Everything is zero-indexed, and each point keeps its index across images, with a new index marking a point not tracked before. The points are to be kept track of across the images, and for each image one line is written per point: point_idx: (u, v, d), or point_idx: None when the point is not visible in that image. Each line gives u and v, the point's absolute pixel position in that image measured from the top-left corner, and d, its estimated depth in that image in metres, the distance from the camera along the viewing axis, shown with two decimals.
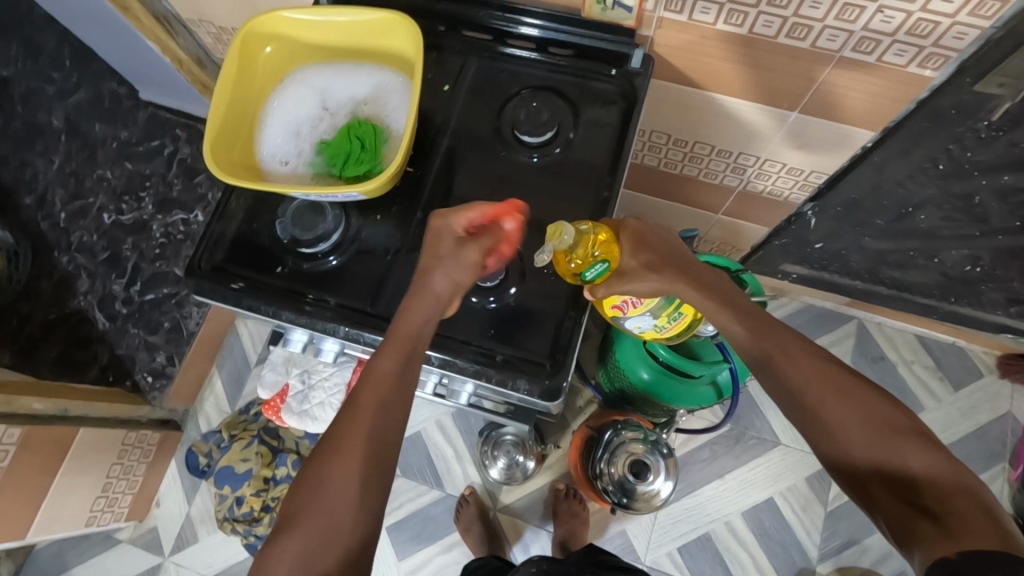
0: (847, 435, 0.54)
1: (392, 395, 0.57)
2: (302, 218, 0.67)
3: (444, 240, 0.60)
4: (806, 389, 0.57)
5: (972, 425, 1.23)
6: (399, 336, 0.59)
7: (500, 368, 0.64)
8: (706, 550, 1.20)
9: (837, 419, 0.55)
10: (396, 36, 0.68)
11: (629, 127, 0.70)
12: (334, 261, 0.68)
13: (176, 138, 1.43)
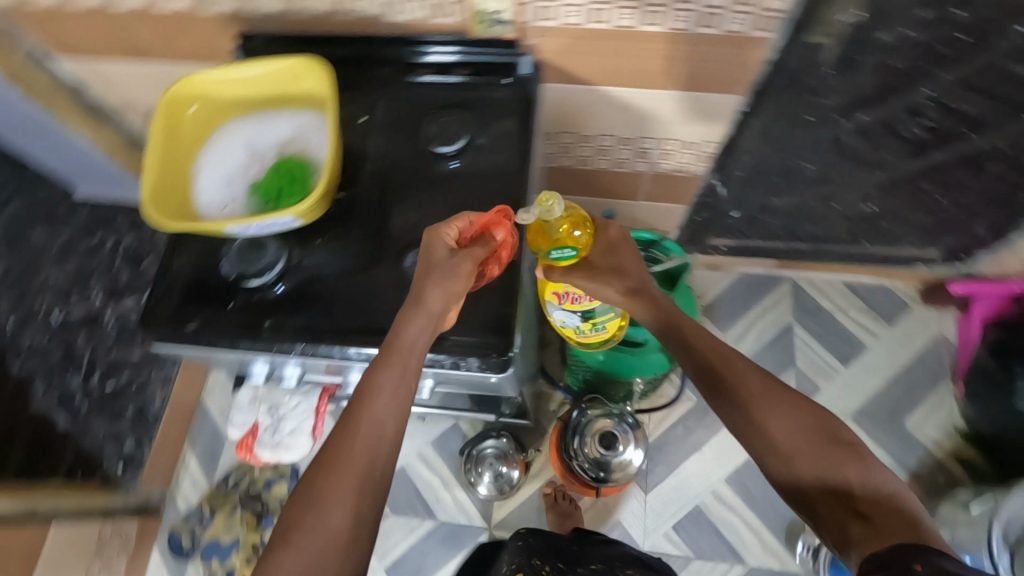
0: (801, 462, 0.58)
1: (382, 429, 0.57)
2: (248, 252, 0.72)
3: (438, 250, 0.63)
4: (754, 411, 0.62)
5: (910, 350, 1.32)
6: (390, 373, 0.59)
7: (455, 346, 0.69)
8: (701, 523, 1.22)
9: (788, 450, 0.59)
10: (307, 78, 0.74)
11: (527, 123, 0.78)
12: (282, 287, 0.72)
13: (116, 228, 1.45)
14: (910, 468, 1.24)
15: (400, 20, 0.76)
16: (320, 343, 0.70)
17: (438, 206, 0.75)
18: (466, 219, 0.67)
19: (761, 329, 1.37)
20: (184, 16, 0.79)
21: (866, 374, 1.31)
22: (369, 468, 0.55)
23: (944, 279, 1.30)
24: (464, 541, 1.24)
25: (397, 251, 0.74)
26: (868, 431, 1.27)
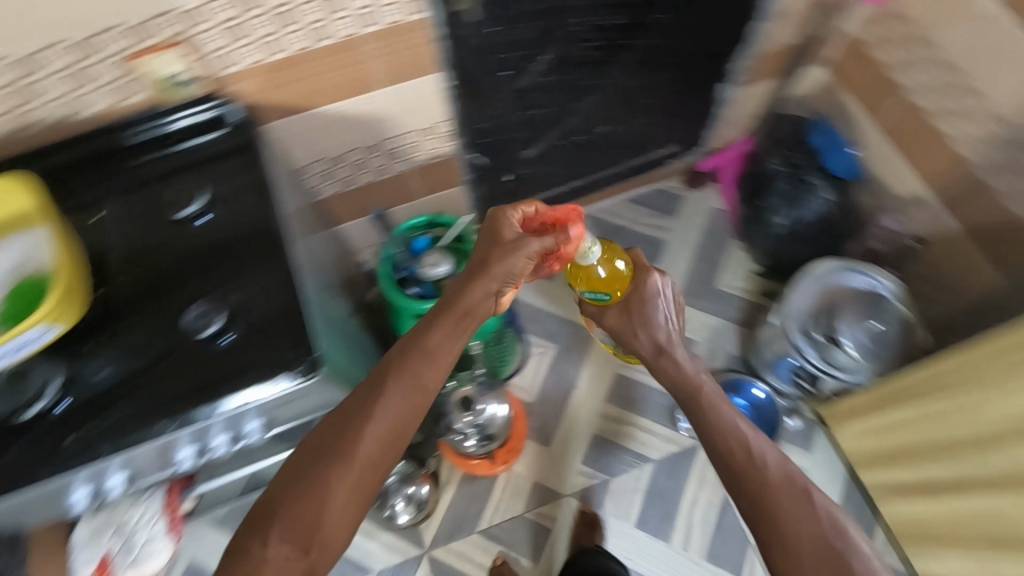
0: (793, 510, 0.66)
1: (379, 436, 0.68)
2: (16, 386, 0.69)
3: (496, 243, 0.79)
4: (767, 498, 0.68)
5: (697, 228, 1.54)
6: (396, 397, 0.70)
7: (260, 376, 0.71)
8: (602, 446, 1.32)
9: (783, 496, 0.67)
10: (7, 199, 0.72)
11: (256, 163, 0.83)
12: (65, 403, 0.70)
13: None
14: (736, 318, 1.44)
15: (94, 113, 0.78)
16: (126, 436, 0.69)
17: (198, 265, 0.77)
18: (537, 207, 0.83)
19: None
20: None
21: (674, 262, 1.51)
22: (353, 470, 0.66)
23: (693, 163, 1.55)
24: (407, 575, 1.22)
25: (172, 321, 0.74)
26: (695, 305, 1.46)
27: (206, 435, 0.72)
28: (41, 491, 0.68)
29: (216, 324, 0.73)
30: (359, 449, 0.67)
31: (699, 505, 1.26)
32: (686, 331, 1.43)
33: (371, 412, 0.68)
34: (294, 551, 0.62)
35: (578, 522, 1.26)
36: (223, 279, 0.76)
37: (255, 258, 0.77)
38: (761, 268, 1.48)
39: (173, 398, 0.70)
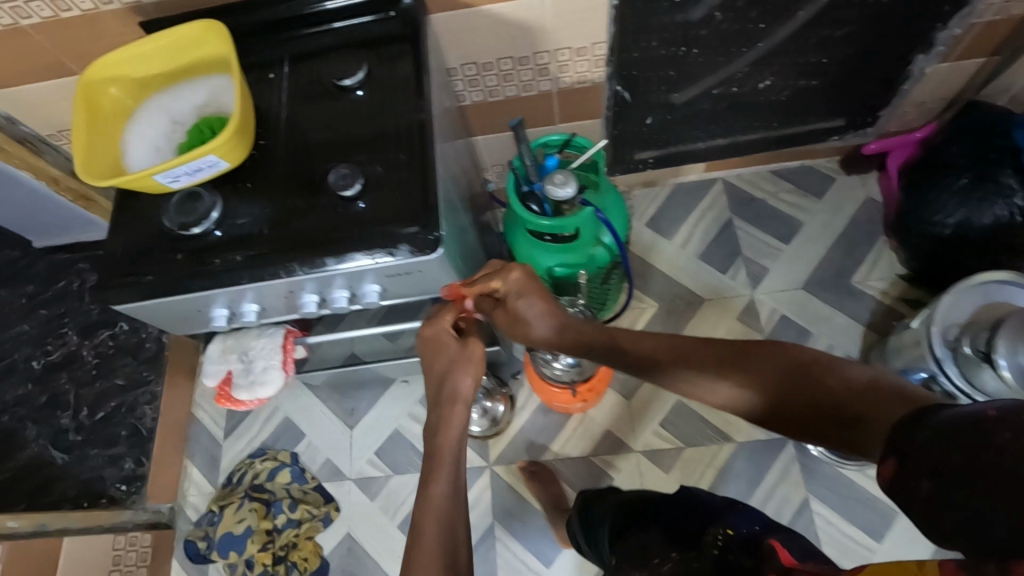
0: (832, 380, 0.55)
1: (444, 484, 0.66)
2: (179, 208, 0.77)
3: (498, 270, 0.83)
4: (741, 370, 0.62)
5: (844, 216, 1.39)
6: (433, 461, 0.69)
7: (376, 245, 0.74)
8: (685, 415, 1.27)
9: (819, 375, 0.56)
10: (208, 38, 0.80)
11: (422, 54, 0.84)
12: (217, 230, 0.77)
13: (80, 270, 1.51)
14: (866, 319, 1.30)
15: None
16: (262, 254, 0.76)
17: (348, 134, 0.81)
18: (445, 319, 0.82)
19: (704, 229, 1.43)
20: (81, 15, 0.86)
21: (807, 246, 1.38)
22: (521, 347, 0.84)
23: (859, 145, 1.39)
24: (469, 481, 1.28)
25: (321, 176, 0.79)
26: (821, 297, 1.33)
27: (330, 287, 0.78)
28: (195, 302, 0.77)
29: (358, 177, 0.76)
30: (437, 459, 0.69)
31: (772, 497, 1.19)
32: (805, 322, 1.31)
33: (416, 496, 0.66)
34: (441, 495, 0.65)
35: (641, 480, 1.23)
36: (372, 152, 0.80)
37: (409, 131, 0.80)
38: (907, 273, 1.31)
39: (285, 251, 0.75)
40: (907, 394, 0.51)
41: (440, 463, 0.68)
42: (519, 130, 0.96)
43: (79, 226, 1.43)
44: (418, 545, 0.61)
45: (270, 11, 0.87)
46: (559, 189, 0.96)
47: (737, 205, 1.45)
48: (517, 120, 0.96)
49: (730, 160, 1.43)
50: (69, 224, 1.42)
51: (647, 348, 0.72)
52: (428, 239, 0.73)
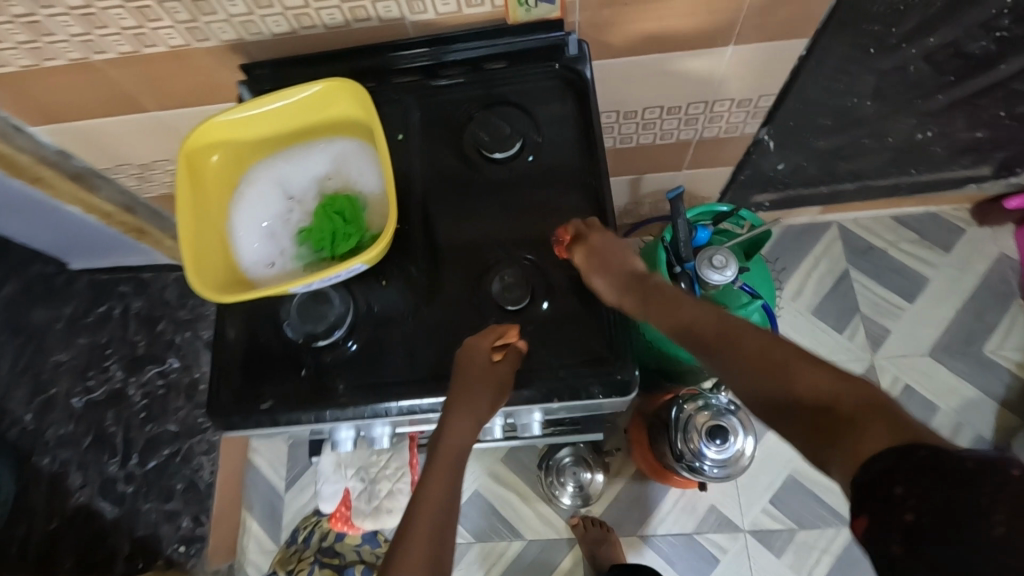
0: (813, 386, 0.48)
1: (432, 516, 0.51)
2: (305, 319, 0.63)
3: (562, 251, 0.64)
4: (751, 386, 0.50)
5: (975, 274, 1.26)
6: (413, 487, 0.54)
7: (552, 383, 0.61)
8: (798, 494, 1.16)
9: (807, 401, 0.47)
10: (337, 99, 0.64)
11: (590, 122, 0.69)
12: (350, 344, 0.64)
13: (122, 294, 1.34)
14: (999, 394, 1.18)
15: (421, 20, 0.68)
16: (410, 380, 0.63)
17: (503, 227, 0.67)
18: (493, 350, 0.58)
19: (817, 281, 1.29)
20: (168, 52, 0.70)
21: (933, 307, 1.25)
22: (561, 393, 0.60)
23: (999, 196, 1.24)
24: (560, 554, 1.18)
25: (472, 281, 0.65)
26: (949, 365, 1.21)
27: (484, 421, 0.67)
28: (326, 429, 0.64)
29: (533, 291, 0.64)
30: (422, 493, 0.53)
31: None
32: (932, 394, 1.19)
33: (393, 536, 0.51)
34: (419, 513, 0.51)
35: (750, 564, 1.13)
36: (535, 256, 0.66)
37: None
38: None
39: (435, 375, 0.63)
40: (901, 416, 0.41)
41: (440, 458, 0.55)
42: (677, 202, 0.82)
43: (123, 251, 1.25)
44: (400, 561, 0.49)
45: (402, 57, 0.71)
46: (719, 272, 0.83)
47: (854, 255, 1.31)
48: (675, 189, 0.81)
49: (851, 205, 1.29)
50: (111, 249, 1.23)
51: (607, 293, 0.61)
52: (614, 381, 0.60)
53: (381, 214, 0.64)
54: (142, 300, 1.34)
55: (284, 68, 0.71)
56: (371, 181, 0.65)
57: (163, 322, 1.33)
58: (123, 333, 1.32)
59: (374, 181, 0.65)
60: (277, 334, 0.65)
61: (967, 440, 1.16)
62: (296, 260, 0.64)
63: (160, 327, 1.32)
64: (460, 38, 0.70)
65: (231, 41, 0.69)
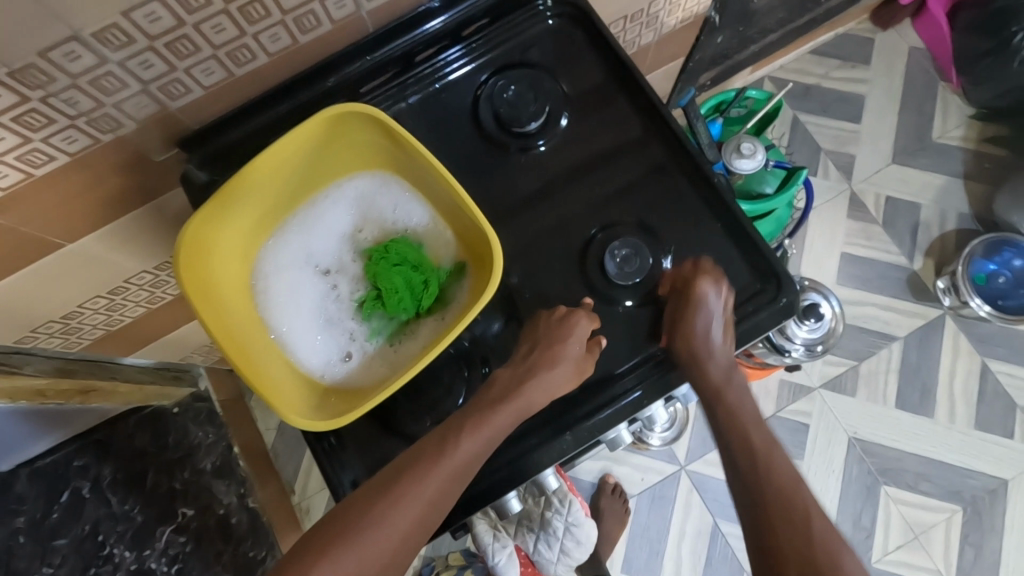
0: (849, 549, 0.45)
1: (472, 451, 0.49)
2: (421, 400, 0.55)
3: (652, 216, 0.59)
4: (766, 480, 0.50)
5: (899, 76, 1.34)
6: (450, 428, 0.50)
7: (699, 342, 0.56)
8: (847, 333, 1.21)
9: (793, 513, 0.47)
10: (337, 136, 0.51)
11: (607, 50, 0.61)
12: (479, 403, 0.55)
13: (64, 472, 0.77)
14: (958, 172, 1.28)
15: (379, 4, 0.55)
16: (561, 407, 0.56)
17: (578, 201, 0.59)
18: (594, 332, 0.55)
19: (777, 137, 1.31)
20: (72, 161, 0.50)
21: (879, 118, 1.32)
22: (658, 374, 0.56)
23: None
24: (672, 492, 1.16)
25: (575, 271, 0.58)
26: (913, 164, 1.29)
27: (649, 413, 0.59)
28: (495, 502, 0.56)
29: (651, 252, 0.58)
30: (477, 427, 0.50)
31: (958, 374, 1.19)
32: (911, 194, 1.27)
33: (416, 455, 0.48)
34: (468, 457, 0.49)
35: (835, 416, 1.17)
36: (625, 216, 0.59)
37: (651, 168, 0.60)
38: (979, 113, 1.30)
39: (580, 389, 0.56)
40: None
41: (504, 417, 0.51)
42: (691, 107, 0.81)
43: (30, 436, 0.72)
44: (405, 498, 0.46)
45: (371, 55, 0.58)
46: (752, 156, 0.81)
47: (797, 100, 1.33)
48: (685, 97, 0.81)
49: (780, 52, 1.29)
50: (13, 446, 0.70)
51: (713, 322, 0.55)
52: (779, 307, 0.57)
53: (445, 243, 0.54)
54: (112, 462, 0.81)
55: (235, 126, 0.57)
56: (412, 213, 0.55)
57: (153, 473, 0.84)
58: (105, 513, 0.78)
59: (417, 211, 0.55)
60: (392, 428, 0.55)
61: (953, 222, 1.26)
62: (374, 336, 0.53)
63: (152, 482, 0.84)
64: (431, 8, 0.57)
65: (154, 116, 0.52)
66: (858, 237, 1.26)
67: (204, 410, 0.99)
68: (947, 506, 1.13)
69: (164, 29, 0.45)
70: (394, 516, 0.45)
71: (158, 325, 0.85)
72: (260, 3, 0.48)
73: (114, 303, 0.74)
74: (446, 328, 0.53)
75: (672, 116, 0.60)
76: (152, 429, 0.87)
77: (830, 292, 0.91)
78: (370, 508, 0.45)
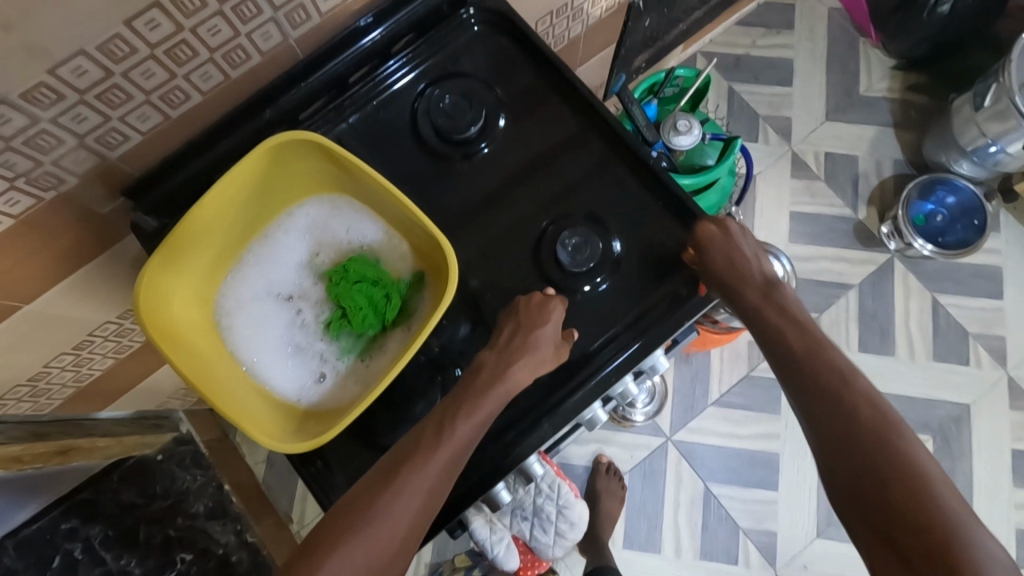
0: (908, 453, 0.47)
1: (463, 443, 0.51)
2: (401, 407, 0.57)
3: (600, 203, 0.62)
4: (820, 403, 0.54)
5: (821, 38, 1.39)
6: (439, 420, 0.52)
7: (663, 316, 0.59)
8: (806, 288, 1.26)
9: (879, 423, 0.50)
10: (281, 166, 0.52)
11: (533, 49, 0.64)
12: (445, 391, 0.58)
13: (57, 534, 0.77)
14: (887, 121, 1.35)
15: (305, 31, 0.56)
16: (537, 396, 0.58)
17: (527, 196, 0.62)
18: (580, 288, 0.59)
19: (716, 109, 1.35)
20: (17, 224, 0.50)
21: (809, 79, 1.37)
22: (626, 349, 0.59)
23: None
24: (662, 463, 1.20)
25: (534, 262, 0.60)
26: (845, 120, 1.35)
27: (622, 386, 0.62)
28: (491, 492, 0.58)
29: (599, 239, 0.60)
30: (466, 420, 0.52)
31: (911, 312, 1.25)
32: (848, 147, 1.33)
33: (414, 450, 0.50)
34: (457, 453, 0.51)
35: None
36: (572, 206, 0.61)
37: (590, 156, 0.63)
38: (899, 64, 1.37)
39: (554, 376, 0.59)
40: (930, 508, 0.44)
41: (484, 412, 0.53)
42: (624, 91, 0.84)
43: (7, 504, 0.70)
44: (407, 486, 0.49)
45: (305, 80, 0.59)
46: (686, 130, 0.84)
47: (730, 71, 1.38)
48: (617, 83, 0.83)
49: (707, 28, 1.33)
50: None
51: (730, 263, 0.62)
52: (726, 273, 0.60)
53: (402, 256, 0.56)
54: (103, 520, 0.80)
55: (179, 167, 0.58)
56: (365, 231, 0.56)
57: (144, 525, 0.82)
58: (101, 572, 0.77)
59: (370, 229, 0.56)
60: (375, 441, 0.57)
61: (889, 168, 1.32)
62: (344, 356, 0.55)
63: (144, 535, 0.81)
64: (357, 29, 0.59)
65: (95, 168, 0.52)
66: (805, 196, 1.31)
67: (189, 454, 0.95)
68: (918, 438, 1.19)
69: (93, 81, 0.46)
70: (402, 505, 0.48)
71: (128, 376, 0.84)
72: (186, 44, 0.48)
73: (80, 357, 0.73)
74: (413, 337, 0.54)
75: (604, 102, 0.62)
76: (138, 482, 0.85)
77: (780, 251, 0.95)
78: (376, 500, 0.48)
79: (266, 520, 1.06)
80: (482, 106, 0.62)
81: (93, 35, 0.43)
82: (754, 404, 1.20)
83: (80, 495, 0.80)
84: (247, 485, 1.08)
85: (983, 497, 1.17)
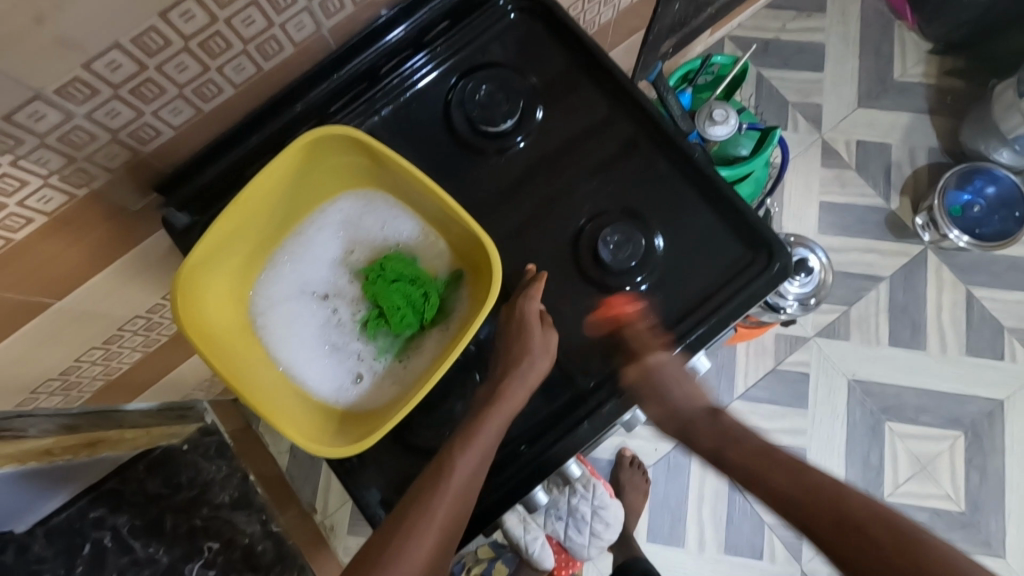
0: (864, 502, 0.47)
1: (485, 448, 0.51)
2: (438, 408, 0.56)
3: (637, 196, 0.60)
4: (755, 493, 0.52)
5: (855, 21, 1.35)
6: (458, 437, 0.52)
7: (705, 318, 0.57)
8: (835, 280, 1.24)
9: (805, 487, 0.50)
10: (317, 162, 0.51)
11: (569, 37, 0.61)
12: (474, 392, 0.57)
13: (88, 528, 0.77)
14: (922, 108, 1.30)
15: (338, 20, 0.54)
16: (578, 398, 0.57)
17: (565, 190, 0.60)
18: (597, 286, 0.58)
19: (745, 96, 1.32)
20: (53, 221, 0.49)
21: (841, 64, 1.33)
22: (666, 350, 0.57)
23: None
24: (686, 457, 1.18)
25: (573, 260, 0.59)
26: (878, 107, 1.31)
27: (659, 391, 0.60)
28: (527, 496, 0.57)
29: (640, 236, 0.58)
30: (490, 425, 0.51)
31: (945, 306, 1.22)
32: (881, 135, 1.29)
33: (434, 470, 0.50)
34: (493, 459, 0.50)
35: (833, 361, 1.20)
36: (612, 202, 0.60)
37: (628, 149, 0.60)
38: (937, 47, 1.32)
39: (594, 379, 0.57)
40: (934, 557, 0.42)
41: None
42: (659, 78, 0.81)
43: (41, 495, 0.70)
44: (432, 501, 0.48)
45: (337, 72, 0.57)
46: (722, 119, 0.82)
47: (759, 56, 1.34)
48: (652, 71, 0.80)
49: (736, 10, 1.29)
50: (8, 517, 0.67)
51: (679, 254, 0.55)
52: (773, 273, 0.58)
53: (439, 254, 0.55)
54: (127, 509, 0.80)
55: (212, 163, 0.57)
56: (401, 228, 0.55)
57: (170, 515, 0.81)
58: (129, 562, 0.76)
59: (406, 227, 0.55)
60: (411, 442, 0.56)
61: (923, 157, 1.28)
62: (382, 357, 0.54)
63: (171, 524, 0.81)
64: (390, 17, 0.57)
65: (127, 164, 0.51)
66: (836, 186, 1.27)
67: (214, 445, 0.94)
68: (949, 434, 1.17)
69: (126, 75, 0.45)
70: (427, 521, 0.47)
71: (155, 368, 0.84)
72: (219, 36, 0.47)
73: (110, 351, 0.72)
74: (451, 337, 0.53)
75: (644, 93, 0.60)
76: (162, 472, 0.84)
77: (815, 245, 0.92)
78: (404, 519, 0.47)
79: (291, 511, 1.07)
80: (518, 98, 0.60)
81: (127, 28, 0.41)
82: (780, 399, 1.19)
83: (108, 484, 0.80)
84: (272, 477, 1.08)
85: (1016, 496, 1.14)
